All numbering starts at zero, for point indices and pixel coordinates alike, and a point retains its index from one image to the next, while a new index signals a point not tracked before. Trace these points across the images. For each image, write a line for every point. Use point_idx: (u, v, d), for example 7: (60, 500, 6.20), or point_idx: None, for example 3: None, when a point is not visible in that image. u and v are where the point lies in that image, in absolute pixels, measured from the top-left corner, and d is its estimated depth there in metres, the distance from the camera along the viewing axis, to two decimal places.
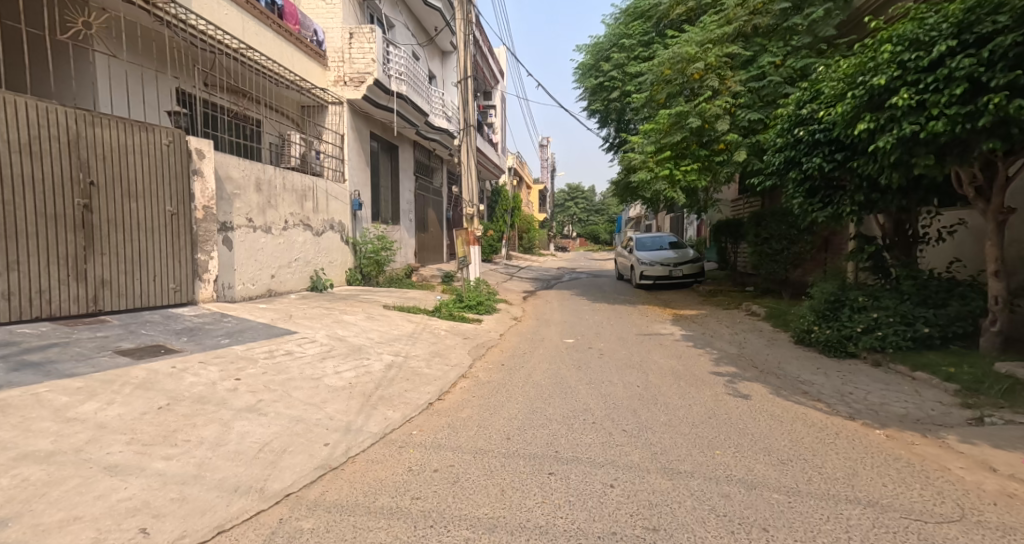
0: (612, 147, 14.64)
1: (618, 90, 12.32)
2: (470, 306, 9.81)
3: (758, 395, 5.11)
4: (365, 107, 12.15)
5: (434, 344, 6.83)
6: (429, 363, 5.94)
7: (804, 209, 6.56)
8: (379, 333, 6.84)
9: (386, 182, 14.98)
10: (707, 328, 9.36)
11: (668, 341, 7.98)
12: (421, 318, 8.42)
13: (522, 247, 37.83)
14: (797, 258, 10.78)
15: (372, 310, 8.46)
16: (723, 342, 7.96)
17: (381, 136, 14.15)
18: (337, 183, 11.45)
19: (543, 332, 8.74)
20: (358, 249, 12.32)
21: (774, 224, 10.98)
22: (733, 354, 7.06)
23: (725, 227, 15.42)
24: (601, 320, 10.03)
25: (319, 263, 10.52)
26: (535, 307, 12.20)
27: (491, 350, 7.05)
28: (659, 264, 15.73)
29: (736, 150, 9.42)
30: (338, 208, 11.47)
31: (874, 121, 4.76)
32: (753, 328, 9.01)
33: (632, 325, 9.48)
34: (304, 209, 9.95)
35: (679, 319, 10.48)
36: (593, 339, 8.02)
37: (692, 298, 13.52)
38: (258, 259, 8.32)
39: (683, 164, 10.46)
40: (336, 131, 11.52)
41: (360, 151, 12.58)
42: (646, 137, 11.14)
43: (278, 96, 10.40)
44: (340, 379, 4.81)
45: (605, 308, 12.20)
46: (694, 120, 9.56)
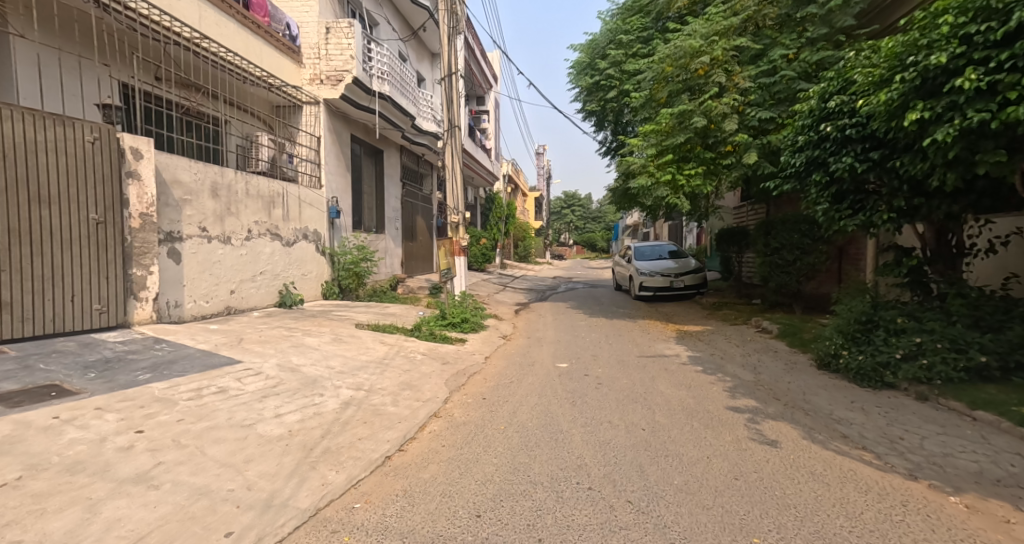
0: (609, 152, 13.86)
1: (615, 89, 11.50)
2: (455, 323, 8.95)
3: (789, 440, 4.24)
4: (344, 107, 11.45)
5: (407, 373, 5.96)
6: (397, 399, 5.06)
7: (830, 216, 5.72)
8: (344, 360, 5.96)
9: (369, 188, 14.19)
10: (716, 348, 8.49)
11: (674, 366, 7.08)
12: (397, 339, 7.54)
13: (517, 256, 37.02)
14: (811, 271, 9.98)
15: (343, 330, 7.58)
16: (735, 366, 7.08)
17: (364, 140, 13.39)
18: (312, 190, 10.73)
19: (534, 353, 7.85)
20: (336, 260, 11.52)
21: (785, 233, 10.15)
22: (751, 383, 6.18)
23: (729, 236, 14.59)
24: (599, 339, 9.15)
25: (290, 276, 9.70)
26: (526, 323, 11.32)
27: (473, 379, 6.18)
28: (659, 275, 14.90)
29: (744, 152, 8.59)
30: (312, 216, 10.69)
31: (928, 110, 3.92)
32: (766, 348, 8.14)
33: (633, 345, 8.58)
34: (272, 217, 9.14)
35: (684, 337, 9.61)
36: (590, 364, 7.10)
37: (696, 312, 12.66)
38: (214, 273, 7.48)
39: (686, 167, 9.63)
40: (311, 133, 10.78)
41: (339, 156, 11.83)
42: (646, 139, 10.31)
43: (244, 94, 9.56)
44: (278, 426, 3.91)
45: (603, 323, 11.32)
46: (699, 119, 8.74)
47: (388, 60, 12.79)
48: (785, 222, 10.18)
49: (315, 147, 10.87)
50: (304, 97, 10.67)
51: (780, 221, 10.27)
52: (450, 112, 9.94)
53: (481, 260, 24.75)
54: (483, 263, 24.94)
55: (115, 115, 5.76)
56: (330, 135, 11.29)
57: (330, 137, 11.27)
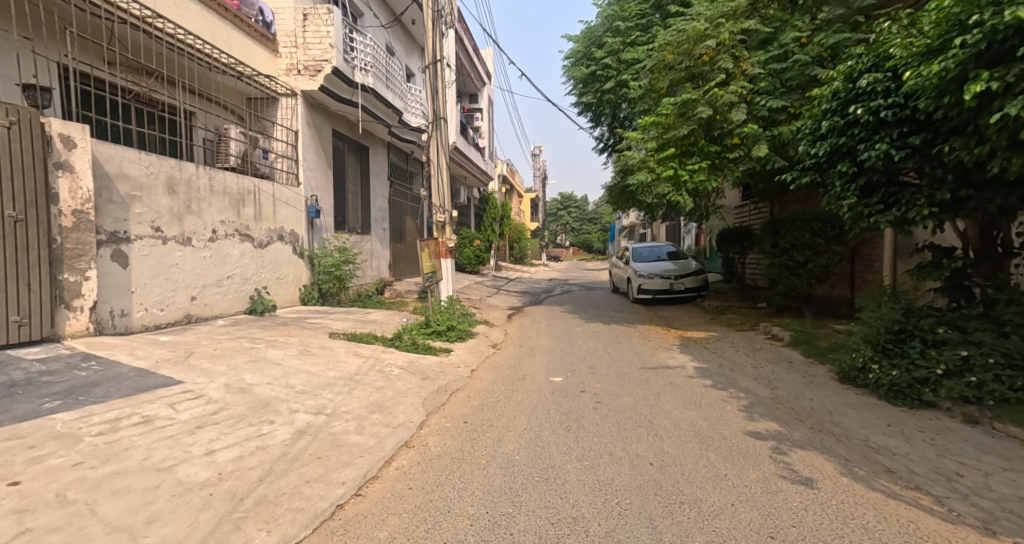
0: (606, 148, 13.18)
1: (613, 80, 10.83)
2: (440, 331, 8.24)
3: (826, 477, 3.56)
4: (324, 100, 10.78)
5: (380, 393, 5.23)
6: (363, 425, 4.34)
7: (857, 211, 5.04)
8: (307, 377, 5.22)
9: (354, 187, 13.50)
10: (724, 357, 7.80)
11: (681, 380, 6.38)
12: (374, 350, 6.83)
13: (513, 258, 36.29)
14: (823, 273, 9.32)
15: (314, 339, 6.85)
16: (749, 380, 6.37)
17: (346, 136, 12.71)
18: (288, 187, 10.02)
19: (526, 365, 7.13)
20: (316, 262, 10.80)
21: (794, 233, 9.48)
22: (769, 401, 5.49)
23: (732, 236, 14.03)
24: (597, 348, 8.44)
25: (263, 280, 9.00)
26: (519, 329, 10.62)
27: (455, 397, 5.48)
28: (659, 277, 14.26)
29: (754, 145, 7.94)
30: (288, 216, 9.97)
31: (996, 79, 3.26)
32: (779, 358, 7.45)
33: (634, 354, 7.87)
34: (241, 216, 8.41)
35: (688, 345, 8.91)
36: (587, 378, 6.38)
37: (699, 317, 11.99)
38: (171, 278, 6.75)
39: (689, 162, 8.85)
40: (288, 127, 10.12)
41: (319, 152, 11.16)
42: (646, 132, 9.62)
43: (212, 83, 8.86)
44: (206, 467, 3.18)
45: (601, 330, 10.62)
46: (704, 109, 8.11)
47: (373, 51, 12.08)
48: (794, 221, 9.50)
49: (292, 142, 10.21)
50: (280, 89, 10.02)
51: (789, 220, 9.60)
52: (435, 104, 9.25)
53: (475, 262, 24.00)
54: (477, 265, 24.22)
55: (41, 98, 5.06)
56: (309, 130, 10.61)
57: (309, 132, 10.59)
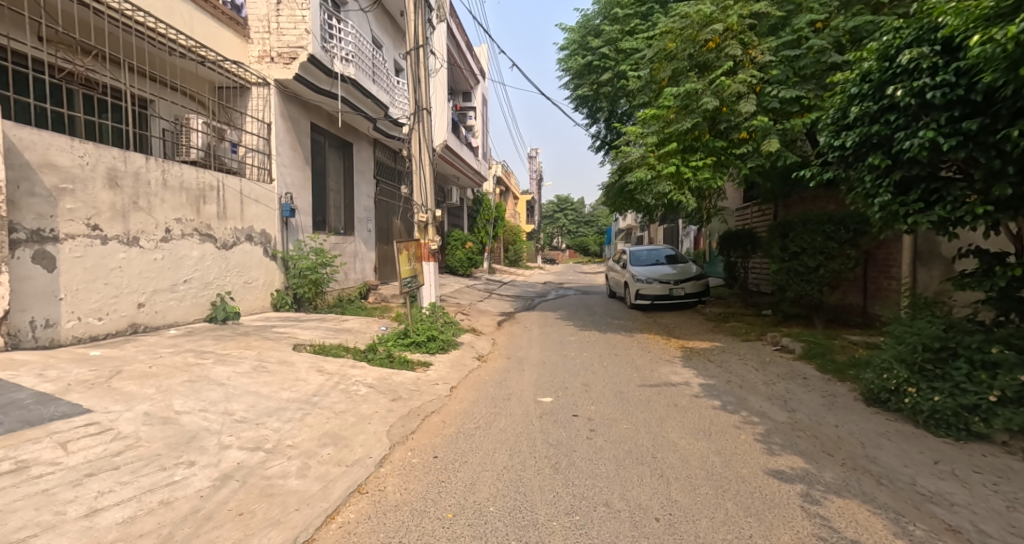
0: (603, 145, 12.52)
1: (610, 71, 10.15)
2: (418, 342, 7.50)
3: (877, 540, 2.83)
4: (300, 91, 10.14)
5: (337, 420, 4.48)
6: (308, 464, 3.58)
7: (892, 210, 4.38)
8: (252, 401, 4.47)
9: (335, 185, 12.80)
10: (731, 372, 7.11)
11: (686, 401, 5.65)
12: (341, 365, 6.09)
13: (508, 261, 35.54)
14: (835, 279, 8.63)
15: (274, 353, 6.10)
16: (762, 401, 5.65)
17: (327, 130, 12.03)
18: (259, 184, 9.32)
19: (512, 382, 6.39)
20: (290, 265, 10.07)
21: (804, 236, 8.80)
22: (788, 428, 4.76)
23: (734, 239, 13.25)
24: (592, 361, 7.72)
25: (226, 285, 8.25)
26: (508, 338, 9.91)
27: (428, 424, 4.75)
28: (657, 282, 13.59)
29: (764, 139, 7.29)
30: (258, 215, 9.24)
31: None
32: (792, 374, 6.74)
33: (632, 369, 7.14)
34: (202, 214, 7.67)
35: (691, 357, 8.20)
36: (580, 398, 5.65)
37: (699, 325, 11.31)
38: (112, 283, 6.00)
39: (692, 159, 8.20)
40: (259, 119, 9.47)
41: (296, 146, 10.51)
42: (646, 126, 8.94)
43: (175, 69, 8.16)
44: (78, 537, 2.43)
45: (596, 339, 9.91)
46: (710, 100, 7.43)
47: (355, 40, 11.43)
48: (805, 223, 8.83)
49: (265, 135, 9.56)
50: (253, 78, 9.35)
51: (798, 223, 8.95)
52: (417, 94, 8.54)
53: (467, 265, 23.26)
54: (470, 268, 23.50)
55: None
56: (283, 122, 9.98)
57: (283, 125, 9.96)
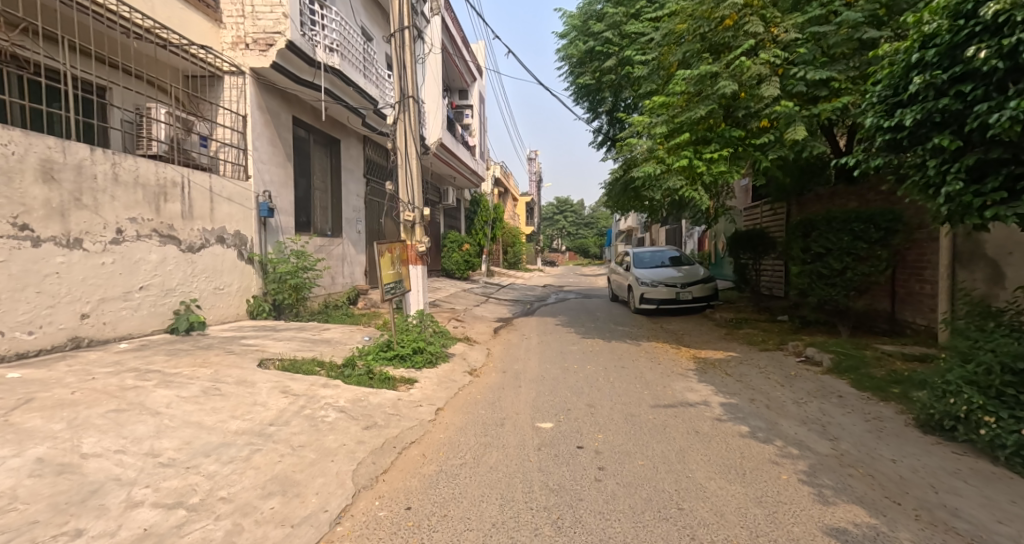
0: (606, 140, 11.76)
1: (613, 57, 9.39)
2: (403, 356, 6.73)
3: None
4: (280, 82, 9.42)
5: (293, 458, 3.69)
6: (241, 528, 2.80)
7: (966, 202, 3.65)
8: (190, 435, 3.67)
9: (320, 184, 12.04)
10: (754, 388, 6.32)
11: (709, 428, 4.85)
12: (309, 385, 5.29)
13: (506, 263, 34.77)
14: (863, 283, 7.86)
15: (232, 371, 5.29)
16: (797, 426, 4.85)
17: (311, 125, 11.28)
18: (232, 181, 8.57)
19: (507, 403, 5.60)
20: (269, 269, 9.30)
21: (828, 235, 8.03)
22: (836, 463, 3.97)
23: (746, 240, 12.47)
24: (597, 376, 6.92)
25: (192, 292, 7.46)
26: (504, 347, 9.15)
27: (405, 461, 3.97)
28: (663, 285, 12.83)
29: (788, 127, 6.57)
30: (232, 214, 8.48)
31: None
32: (825, 392, 5.94)
33: (643, 387, 6.34)
34: (162, 213, 6.89)
35: (706, 371, 7.40)
36: (585, 425, 4.84)
37: (711, 332, 10.53)
38: (47, 291, 5.27)
39: (706, 151, 7.44)
40: (233, 110, 8.78)
41: (276, 141, 9.78)
42: (654, 116, 8.16)
43: (140, 55, 7.45)
44: None
45: (599, 348, 9.11)
46: (727, 83, 6.70)
47: (340, 28, 10.71)
48: (831, 221, 8.05)
49: (240, 129, 8.85)
50: (225, 65, 8.64)
51: (822, 222, 8.18)
52: (402, 81, 7.79)
53: (463, 268, 22.51)
54: (467, 271, 22.76)
55: None
56: (261, 115, 9.26)
57: (261, 118, 9.23)
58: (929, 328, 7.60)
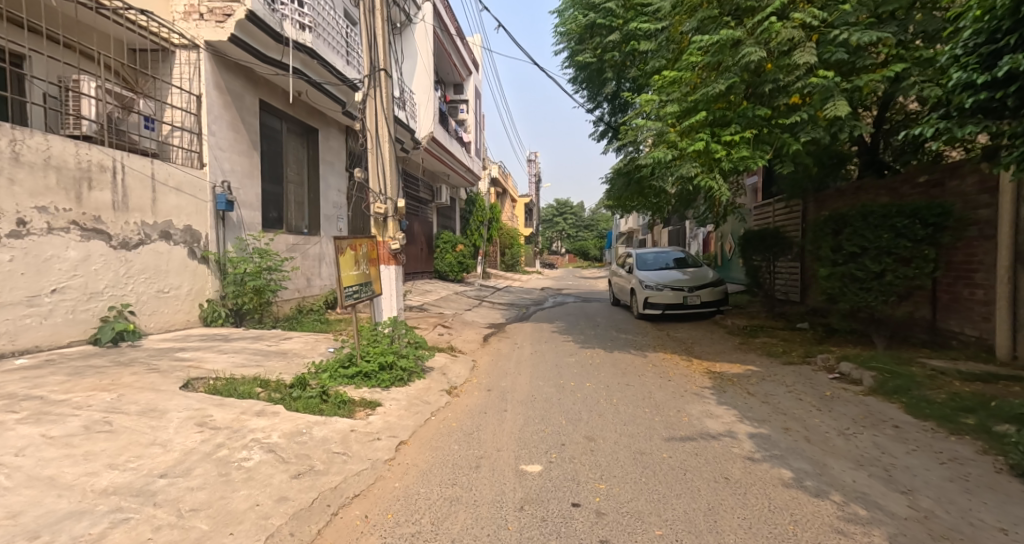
0: (608, 128, 10.75)
1: (617, 31, 8.39)
2: (367, 374, 5.69)
3: None
4: (241, 59, 8.40)
5: (171, 534, 2.62)
6: None
7: None
8: (24, 502, 2.64)
9: (294, 176, 11.01)
10: (787, 415, 5.27)
11: (741, 473, 3.78)
12: (237, 415, 4.20)
13: (505, 265, 33.77)
14: (906, 288, 6.80)
15: (143, 396, 4.23)
16: (852, 471, 3.79)
17: (282, 111, 10.25)
18: (183, 169, 7.53)
19: (488, 435, 4.55)
20: (228, 270, 8.22)
21: (864, 233, 6.98)
22: (925, 534, 2.91)
23: (759, 240, 11.36)
24: (597, 397, 5.85)
25: (125, 297, 6.38)
26: (493, 358, 8.13)
27: (341, 530, 2.93)
28: (669, 289, 11.80)
29: (827, 102, 5.61)
30: (184, 207, 7.45)
31: None
32: (875, 420, 4.88)
33: (653, 413, 5.28)
34: (84, 203, 5.84)
35: (725, 390, 6.33)
36: (582, 471, 3.79)
37: (724, 341, 9.50)
38: None
39: (724, 133, 6.42)
40: (186, 90, 7.77)
41: (238, 127, 8.74)
42: (662, 95, 7.16)
43: (71, 21, 6.49)
44: None
45: (600, 360, 8.03)
46: (753, 50, 5.74)
47: (314, 4, 9.70)
48: (867, 216, 6.99)
49: (194, 111, 7.84)
50: (174, 37, 7.66)
51: (855, 217, 7.11)
52: (372, 51, 6.73)
53: (457, 270, 21.52)
54: (460, 272, 21.75)
55: None
56: (220, 96, 8.24)
57: (219, 99, 8.20)
58: (982, 340, 6.57)
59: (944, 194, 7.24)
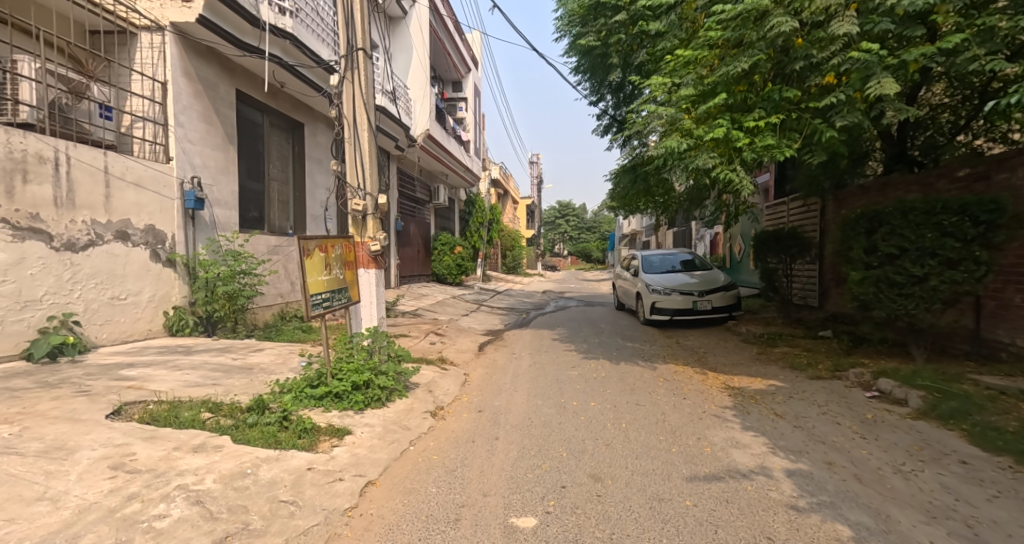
0: (613, 119, 10.02)
1: (623, 11, 7.67)
2: (339, 393, 4.96)
3: None
4: (214, 44, 7.66)
5: None
6: None
7: None
8: None
9: (277, 173, 10.29)
10: (828, 444, 4.50)
11: (787, 531, 3.04)
12: (166, 452, 3.39)
13: (505, 268, 33.04)
14: (953, 294, 6.05)
15: (53, 429, 3.46)
16: (926, 527, 3.10)
17: (263, 103, 9.54)
18: (147, 162, 6.84)
19: (477, 475, 3.81)
20: (197, 275, 7.42)
21: (903, 233, 6.22)
22: None
23: (775, 241, 10.59)
24: (604, 420, 5.09)
25: (70, 305, 5.68)
26: (486, 371, 7.38)
27: None
28: (678, 293, 11.03)
29: (870, 80, 4.88)
30: (146, 204, 6.73)
31: None
32: (936, 455, 4.12)
33: (670, 442, 4.53)
34: (16, 198, 5.15)
35: (749, 411, 5.55)
36: (587, 527, 3.07)
37: (740, 350, 8.72)
38: None
39: (746, 118, 5.68)
40: (149, 76, 7.05)
41: (212, 118, 8.02)
42: (675, 78, 6.44)
43: None
44: None
45: (607, 374, 7.24)
46: (783, 21, 5.01)
47: None
48: (908, 214, 6.23)
49: (159, 99, 7.08)
50: (138, 19, 7.00)
51: (893, 214, 6.35)
52: (350, 30, 6.00)
53: (455, 272, 20.81)
54: (459, 274, 21.01)
55: None
56: (191, 84, 7.52)
57: (189, 87, 7.46)
58: None
59: (990, 189, 6.50)
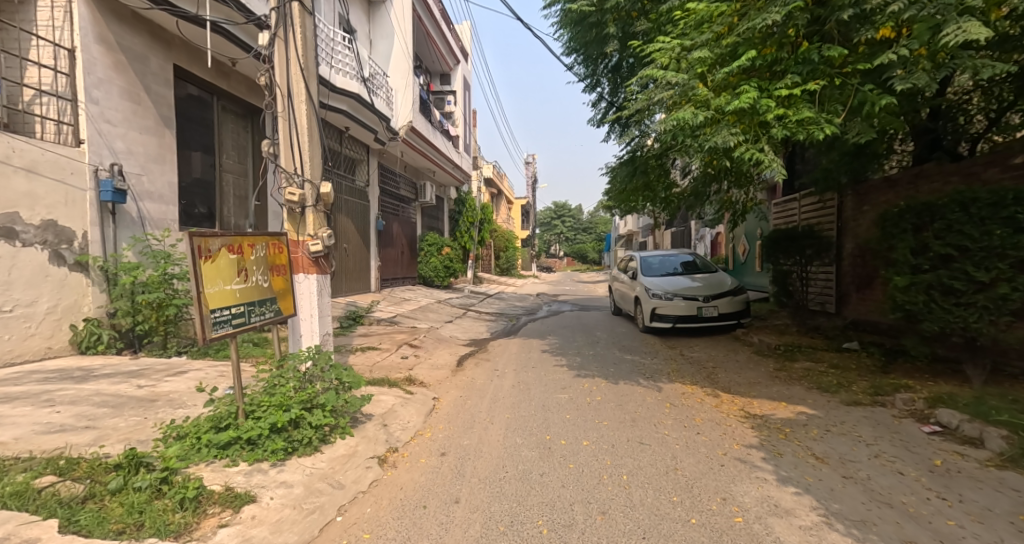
0: (609, 103, 8.87)
1: None
2: (252, 438, 3.80)
3: None
4: (138, 9, 6.51)
5: None
6: None
7: None
8: None
9: (232, 164, 9.07)
10: (896, 509, 3.38)
11: None
12: None
13: (499, 269, 31.84)
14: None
15: None
16: None
17: (211, 83, 8.35)
18: (49, 144, 5.67)
19: None
20: (115, 282, 6.25)
21: (964, 230, 5.09)
22: None
23: (789, 241, 9.44)
24: (598, 471, 3.94)
25: None
26: (460, 395, 6.22)
27: None
28: (680, 298, 9.91)
29: (946, 26, 3.75)
30: (45, 196, 5.57)
31: None
32: None
33: (684, 507, 3.39)
34: None
35: (781, 453, 4.40)
36: None
37: (755, 365, 7.57)
38: None
39: (776, 85, 4.52)
40: (53, 41, 5.90)
41: (140, 95, 6.83)
42: (685, 41, 5.28)
43: None
44: None
45: (602, 397, 6.08)
46: None
47: None
48: (969, 207, 5.11)
49: (65, 70, 5.93)
50: None
51: (950, 207, 5.23)
52: None
53: (442, 275, 19.71)
54: (447, 277, 19.86)
55: None
56: (108, 54, 6.36)
57: (105, 57, 6.30)
58: None
59: None
